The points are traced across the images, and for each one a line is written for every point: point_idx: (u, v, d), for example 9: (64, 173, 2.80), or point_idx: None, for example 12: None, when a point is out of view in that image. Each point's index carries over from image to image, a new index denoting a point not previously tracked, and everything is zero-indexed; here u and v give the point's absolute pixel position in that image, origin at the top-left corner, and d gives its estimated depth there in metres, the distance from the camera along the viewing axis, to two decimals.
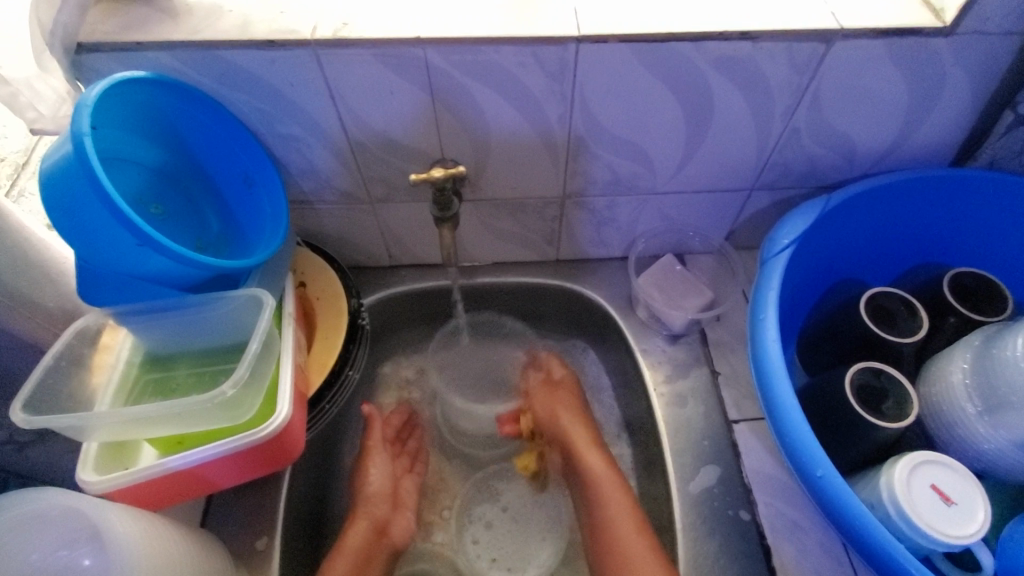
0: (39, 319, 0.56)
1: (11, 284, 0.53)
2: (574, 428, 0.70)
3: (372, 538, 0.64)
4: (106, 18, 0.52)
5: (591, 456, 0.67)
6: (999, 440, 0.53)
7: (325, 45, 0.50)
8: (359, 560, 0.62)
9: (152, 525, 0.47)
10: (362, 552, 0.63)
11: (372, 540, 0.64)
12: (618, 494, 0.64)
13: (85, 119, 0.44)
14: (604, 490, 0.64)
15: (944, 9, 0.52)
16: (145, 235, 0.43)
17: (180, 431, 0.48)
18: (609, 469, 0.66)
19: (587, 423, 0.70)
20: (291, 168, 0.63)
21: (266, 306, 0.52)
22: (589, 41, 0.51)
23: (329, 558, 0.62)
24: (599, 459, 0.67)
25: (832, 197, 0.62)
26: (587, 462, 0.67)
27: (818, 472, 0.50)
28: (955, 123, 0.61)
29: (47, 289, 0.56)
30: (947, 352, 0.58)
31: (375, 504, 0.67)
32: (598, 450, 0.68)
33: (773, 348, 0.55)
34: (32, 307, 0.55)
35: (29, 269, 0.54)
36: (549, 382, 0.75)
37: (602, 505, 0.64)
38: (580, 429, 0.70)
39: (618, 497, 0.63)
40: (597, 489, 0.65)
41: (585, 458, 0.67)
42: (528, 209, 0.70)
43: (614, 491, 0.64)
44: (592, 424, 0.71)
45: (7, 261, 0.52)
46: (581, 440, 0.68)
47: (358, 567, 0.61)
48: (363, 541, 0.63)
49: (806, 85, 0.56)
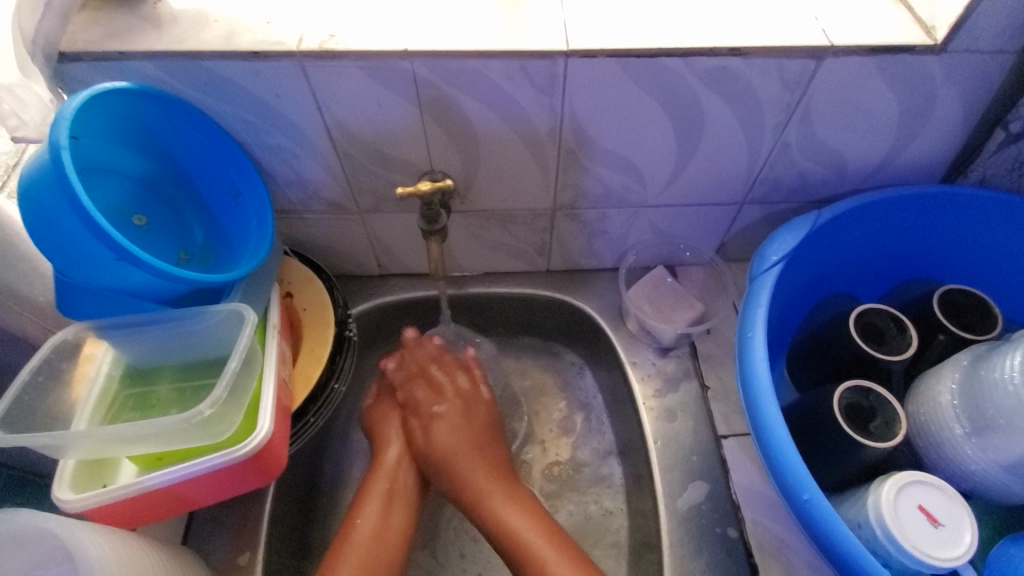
0: (28, 312, 0.56)
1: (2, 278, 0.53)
2: (474, 465, 0.64)
3: (405, 450, 0.67)
4: (90, 27, 0.51)
5: (514, 495, 0.62)
6: (986, 462, 0.53)
7: (311, 57, 0.50)
8: (393, 471, 0.65)
9: (129, 545, 0.46)
10: (396, 465, 0.66)
11: (406, 450, 0.67)
12: (531, 508, 0.61)
13: (64, 131, 0.43)
14: (550, 558, 0.57)
15: (936, 27, 0.51)
16: (123, 250, 0.43)
17: (159, 449, 0.48)
18: (542, 532, 0.59)
19: (486, 452, 0.65)
20: (278, 179, 0.62)
21: (247, 321, 0.51)
22: (578, 55, 0.50)
23: (371, 475, 0.65)
24: (535, 528, 0.59)
25: (822, 212, 0.61)
26: (511, 518, 0.60)
27: (803, 494, 0.50)
28: (946, 140, 0.61)
29: (36, 284, 0.56)
30: (936, 371, 0.57)
31: (395, 418, 0.69)
32: (521, 507, 0.61)
33: (760, 366, 0.54)
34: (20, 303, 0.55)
35: (19, 265, 0.54)
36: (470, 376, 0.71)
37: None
38: (522, 513, 0.60)
39: (569, 575, 0.56)
40: (548, 572, 0.56)
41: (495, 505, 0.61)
42: (518, 221, 0.69)
43: (554, 559, 0.57)
44: (509, 473, 0.65)
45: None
46: (523, 521, 0.60)
47: (390, 481, 0.64)
48: (399, 453, 0.67)
49: (797, 101, 0.55)
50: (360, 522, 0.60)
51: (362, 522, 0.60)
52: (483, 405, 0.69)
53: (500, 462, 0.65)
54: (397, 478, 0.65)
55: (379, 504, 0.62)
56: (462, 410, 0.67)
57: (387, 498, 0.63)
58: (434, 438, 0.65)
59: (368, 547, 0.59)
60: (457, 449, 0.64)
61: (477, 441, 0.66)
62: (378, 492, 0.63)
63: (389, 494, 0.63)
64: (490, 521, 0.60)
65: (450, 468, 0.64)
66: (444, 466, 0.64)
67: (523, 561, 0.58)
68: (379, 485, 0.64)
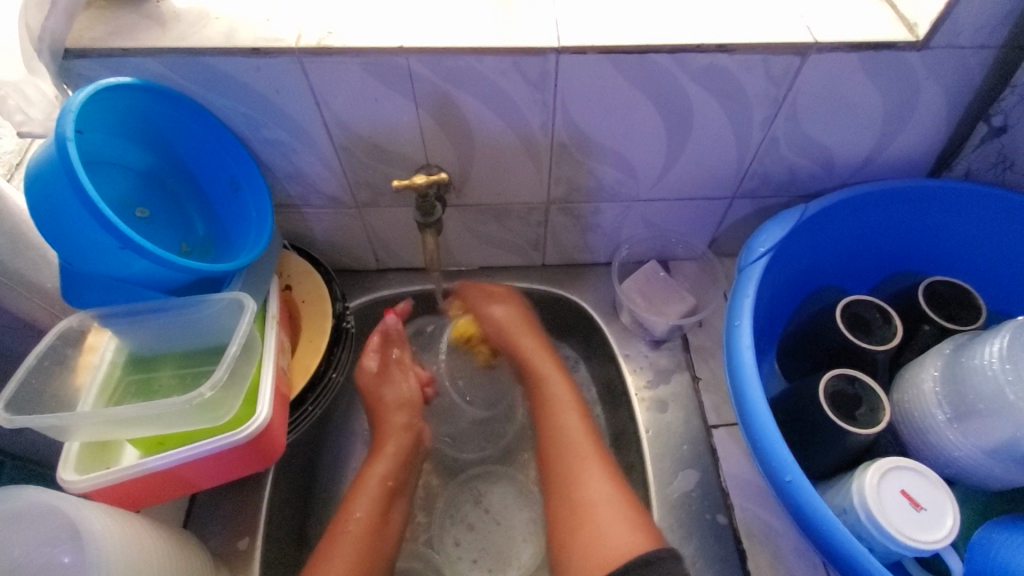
0: (36, 298, 0.58)
1: (8, 264, 0.55)
2: (543, 363, 0.72)
3: (408, 449, 0.69)
4: (94, 25, 0.52)
5: (550, 370, 0.71)
6: (968, 447, 0.54)
7: (310, 53, 0.51)
8: (394, 467, 0.67)
9: (131, 525, 0.48)
10: (399, 461, 0.67)
11: (408, 449, 0.69)
12: (568, 405, 0.68)
13: (69, 123, 0.45)
14: (584, 465, 0.63)
15: (918, 24, 0.53)
16: (126, 238, 0.44)
17: (160, 431, 0.49)
18: (586, 437, 0.66)
19: (534, 328, 0.74)
20: (277, 173, 0.64)
21: (247, 309, 0.52)
22: (569, 52, 0.52)
23: (371, 465, 0.66)
24: (582, 431, 0.66)
25: (809, 206, 0.63)
26: (551, 385, 0.70)
27: (787, 477, 0.51)
28: (930, 135, 0.62)
29: (44, 271, 0.58)
30: (919, 360, 0.59)
31: (404, 415, 0.71)
32: (562, 379, 0.71)
33: (747, 354, 0.56)
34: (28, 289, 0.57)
35: (27, 253, 0.56)
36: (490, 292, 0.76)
37: (581, 481, 0.61)
38: (569, 411, 0.68)
39: (592, 471, 0.62)
40: (578, 463, 0.63)
41: (547, 378, 0.71)
42: (513, 215, 0.71)
43: (588, 462, 0.63)
44: (577, 394, 0.70)
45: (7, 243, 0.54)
46: (576, 423, 0.67)
47: (391, 478, 0.66)
48: (402, 450, 0.68)
49: (783, 96, 0.57)
50: (354, 515, 0.61)
51: (359, 516, 0.61)
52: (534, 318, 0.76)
53: (545, 343, 0.74)
54: (398, 475, 0.67)
55: (375, 502, 0.63)
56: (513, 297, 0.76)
57: (385, 497, 0.64)
58: (502, 333, 0.74)
59: (364, 542, 0.60)
60: (529, 346, 0.73)
61: (523, 319, 0.75)
62: (378, 488, 0.64)
63: (389, 492, 0.65)
64: (542, 395, 0.70)
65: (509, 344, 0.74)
66: (516, 349, 0.73)
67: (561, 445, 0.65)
68: (377, 481, 0.65)
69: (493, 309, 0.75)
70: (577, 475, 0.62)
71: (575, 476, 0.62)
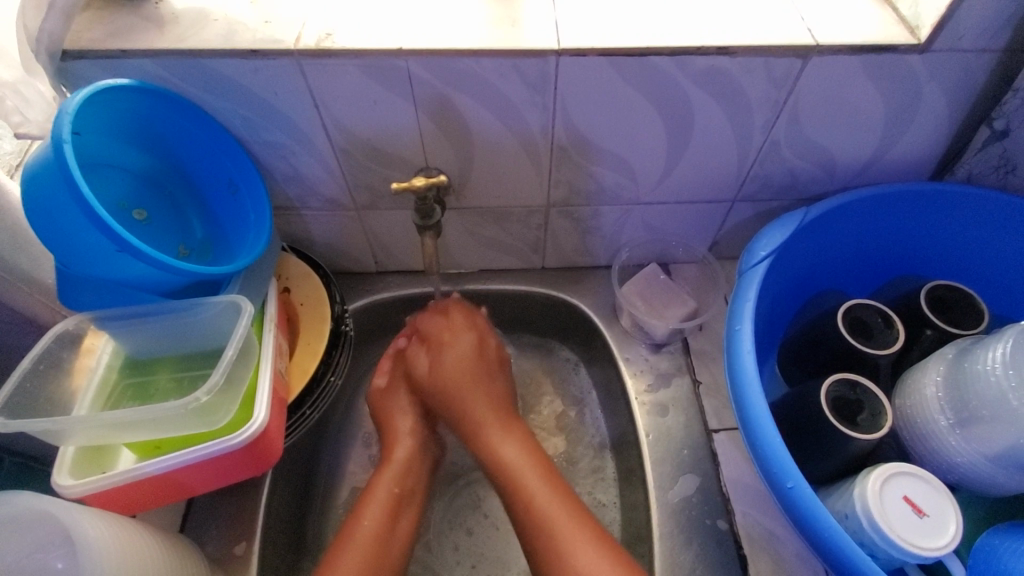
0: (37, 293, 0.59)
1: (10, 260, 0.55)
2: (475, 396, 0.66)
3: (413, 455, 0.67)
4: (92, 26, 0.52)
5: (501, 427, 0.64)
6: (970, 453, 0.54)
7: (308, 55, 0.51)
8: (401, 475, 0.65)
9: (127, 530, 0.47)
10: (404, 468, 0.66)
11: (415, 455, 0.67)
12: (527, 458, 0.61)
13: (65, 125, 0.44)
14: (554, 514, 0.57)
15: (919, 26, 0.52)
16: (122, 241, 0.44)
17: (155, 436, 0.49)
18: (552, 491, 0.59)
19: (489, 382, 0.68)
20: (276, 175, 0.64)
21: (244, 313, 0.52)
22: (569, 54, 0.51)
23: (377, 474, 0.65)
24: (535, 479, 0.59)
25: (811, 209, 0.62)
26: (505, 451, 0.62)
27: (789, 483, 0.51)
28: (932, 139, 0.62)
29: (46, 267, 0.58)
30: (922, 365, 0.58)
31: (411, 423, 0.69)
32: (490, 408, 0.66)
33: (748, 359, 0.55)
34: (31, 283, 0.58)
35: (30, 247, 0.56)
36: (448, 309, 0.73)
37: (574, 557, 0.54)
38: (536, 474, 0.60)
39: (585, 547, 0.54)
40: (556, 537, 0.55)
41: (476, 412, 0.65)
42: (513, 218, 0.70)
43: (570, 530, 0.55)
44: (509, 410, 0.67)
45: (8, 239, 0.54)
46: (528, 469, 0.60)
47: (398, 485, 0.64)
48: (406, 457, 0.66)
49: (784, 99, 0.56)
50: (364, 522, 0.60)
51: (367, 523, 0.60)
52: (492, 340, 0.71)
53: (506, 396, 0.68)
54: (407, 482, 0.65)
55: (383, 508, 0.62)
56: (474, 330, 0.71)
57: (393, 504, 0.63)
58: (439, 369, 0.67)
59: (372, 549, 0.58)
60: (461, 385, 0.67)
61: (476, 362, 0.68)
62: (384, 496, 0.63)
63: (396, 499, 0.63)
64: (475, 434, 0.64)
65: (455, 397, 0.66)
66: (448, 397, 0.67)
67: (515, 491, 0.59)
68: (385, 490, 0.63)
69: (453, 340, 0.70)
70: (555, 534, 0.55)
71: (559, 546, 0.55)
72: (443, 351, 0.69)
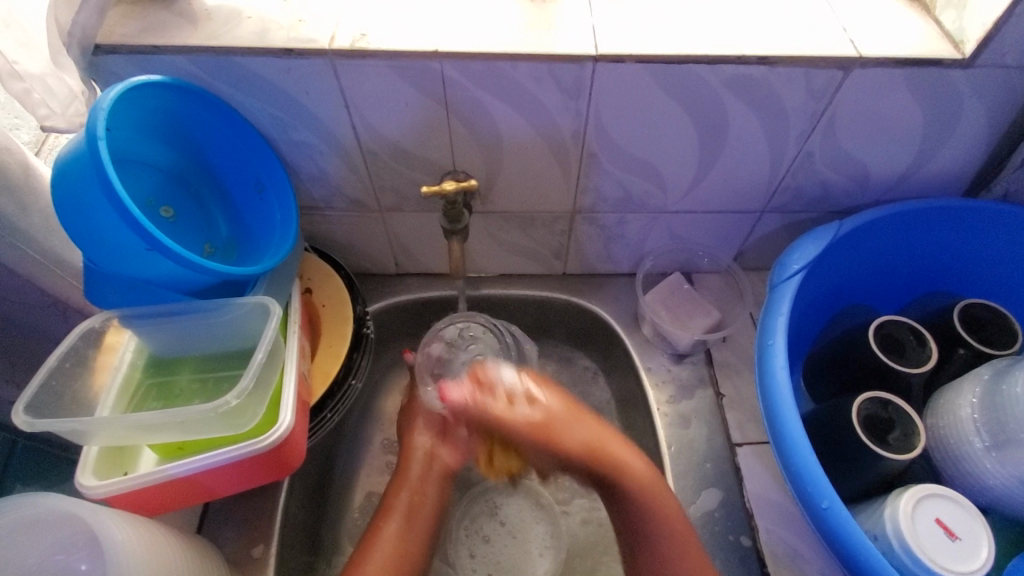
0: (68, 277, 0.59)
1: (44, 243, 0.55)
2: (585, 428, 0.62)
3: (425, 467, 0.65)
4: (126, 21, 0.52)
5: (613, 440, 0.62)
6: (1005, 476, 0.53)
7: (342, 55, 0.50)
8: (417, 487, 0.64)
9: (151, 533, 0.47)
10: (420, 481, 0.64)
11: (427, 466, 0.65)
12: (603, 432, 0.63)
13: (101, 121, 0.44)
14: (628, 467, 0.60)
15: (964, 41, 0.51)
16: (154, 240, 0.43)
17: (181, 438, 0.48)
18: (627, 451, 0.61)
19: (587, 418, 0.64)
20: (301, 175, 0.63)
21: (272, 315, 0.52)
22: (606, 60, 0.51)
23: (393, 486, 0.64)
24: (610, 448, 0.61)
25: (844, 223, 0.61)
26: (631, 470, 0.60)
27: (823, 504, 0.50)
28: (968, 155, 0.61)
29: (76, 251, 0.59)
30: (956, 384, 0.57)
31: (422, 433, 0.67)
32: (606, 428, 0.64)
33: (780, 374, 0.54)
34: (63, 267, 0.58)
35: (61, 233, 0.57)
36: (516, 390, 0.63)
37: (652, 499, 0.58)
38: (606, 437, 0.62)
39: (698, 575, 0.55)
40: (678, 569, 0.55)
41: (607, 439, 0.62)
42: (537, 223, 0.69)
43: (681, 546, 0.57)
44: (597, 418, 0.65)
45: (41, 222, 0.55)
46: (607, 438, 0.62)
47: (414, 494, 0.63)
48: (418, 471, 0.65)
49: (822, 110, 0.55)
50: (383, 530, 0.61)
51: (385, 531, 0.60)
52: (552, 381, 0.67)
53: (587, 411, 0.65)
54: (420, 492, 0.64)
55: (400, 518, 0.61)
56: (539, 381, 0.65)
57: (408, 512, 0.62)
58: (534, 439, 0.62)
59: (394, 555, 0.59)
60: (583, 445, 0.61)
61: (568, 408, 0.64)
62: (401, 506, 0.62)
63: (412, 507, 0.62)
64: (582, 446, 0.61)
65: (561, 438, 0.61)
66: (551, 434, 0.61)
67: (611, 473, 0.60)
68: (402, 500, 0.63)
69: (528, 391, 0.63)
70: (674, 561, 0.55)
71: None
72: (527, 423, 0.62)
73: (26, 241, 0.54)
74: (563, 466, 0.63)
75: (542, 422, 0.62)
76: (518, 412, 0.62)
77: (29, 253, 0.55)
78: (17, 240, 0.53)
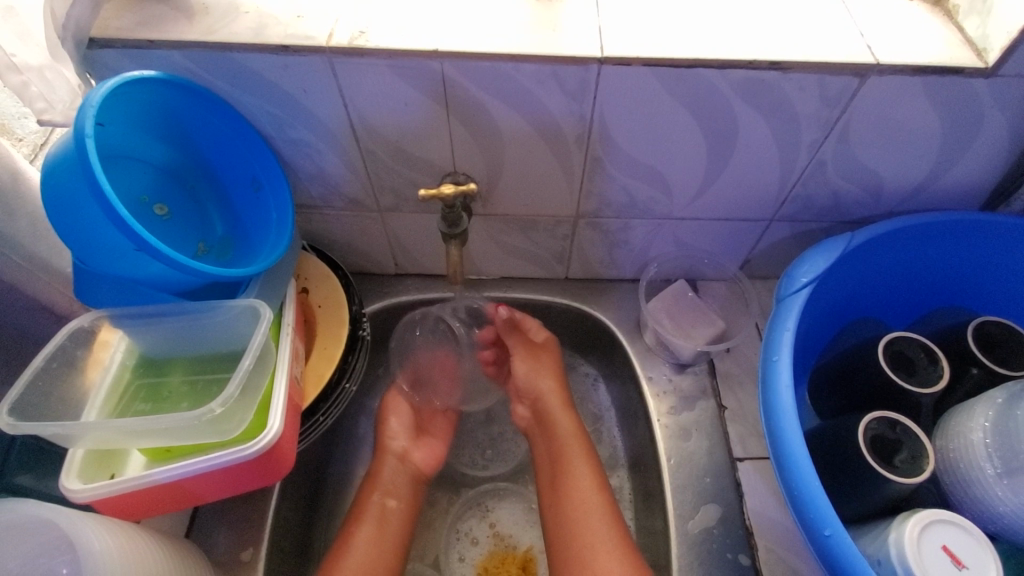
0: (56, 283, 0.59)
1: (31, 250, 0.55)
2: (566, 430, 0.68)
3: (398, 469, 0.68)
4: (121, 13, 0.50)
5: (582, 472, 0.64)
6: (1016, 504, 0.51)
7: (340, 53, 0.49)
8: (389, 490, 0.66)
9: (132, 539, 0.46)
10: (393, 483, 0.67)
11: (399, 468, 0.68)
12: (577, 447, 0.67)
13: (89, 118, 0.43)
14: (576, 493, 0.63)
15: (987, 49, 0.49)
16: (141, 240, 0.42)
17: (167, 443, 0.47)
18: (585, 459, 0.66)
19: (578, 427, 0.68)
20: (299, 173, 0.62)
21: (263, 318, 0.51)
22: (612, 63, 0.49)
23: (365, 489, 0.66)
24: (581, 466, 0.65)
25: (856, 234, 0.59)
26: (580, 492, 0.63)
27: (825, 530, 0.48)
28: (988, 168, 0.58)
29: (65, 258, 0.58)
30: (967, 406, 0.55)
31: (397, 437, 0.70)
32: (579, 438, 0.67)
33: (785, 392, 0.53)
34: (49, 272, 0.58)
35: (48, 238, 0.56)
36: (531, 342, 0.74)
37: (574, 504, 0.63)
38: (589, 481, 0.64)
39: (583, 500, 0.63)
40: (564, 483, 0.64)
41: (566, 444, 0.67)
42: (540, 227, 0.68)
43: (579, 470, 0.65)
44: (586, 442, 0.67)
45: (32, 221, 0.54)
46: (584, 479, 0.64)
47: (387, 496, 0.65)
48: (391, 474, 0.67)
49: (836, 118, 0.53)
50: (355, 538, 0.61)
51: (359, 535, 0.61)
52: (551, 353, 0.74)
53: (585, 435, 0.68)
54: (390, 496, 0.65)
55: (374, 524, 0.62)
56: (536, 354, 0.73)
57: (381, 519, 0.63)
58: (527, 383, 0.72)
59: (368, 557, 0.60)
60: (565, 447, 0.67)
61: (564, 406, 0.70)
62: (374, 507, 0.64)
63: (383, 513, 0.64)
64: (554, 431, 0.69)
65: (547, 425, 0.69)
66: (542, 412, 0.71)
67: (561, 481, 0.65)
68: (375, 504, 0.64)
69: (533, 374, 0.72)
70: (567, 478, 0.64)
71: (574, 554, 0.60)
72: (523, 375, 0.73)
73: (20, 237, 0.54)
74: (543, 445, 0.69)
75: (552, 395, 0.71)
76: (529, 373, 0.72)
77: (24, 248, 0.54)
78: (12, 236, 0.53)
